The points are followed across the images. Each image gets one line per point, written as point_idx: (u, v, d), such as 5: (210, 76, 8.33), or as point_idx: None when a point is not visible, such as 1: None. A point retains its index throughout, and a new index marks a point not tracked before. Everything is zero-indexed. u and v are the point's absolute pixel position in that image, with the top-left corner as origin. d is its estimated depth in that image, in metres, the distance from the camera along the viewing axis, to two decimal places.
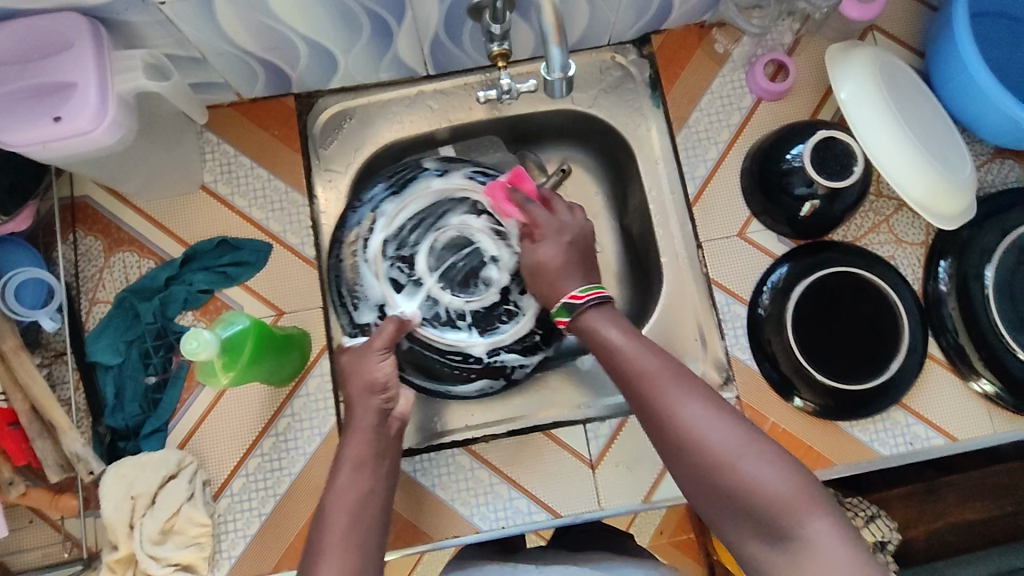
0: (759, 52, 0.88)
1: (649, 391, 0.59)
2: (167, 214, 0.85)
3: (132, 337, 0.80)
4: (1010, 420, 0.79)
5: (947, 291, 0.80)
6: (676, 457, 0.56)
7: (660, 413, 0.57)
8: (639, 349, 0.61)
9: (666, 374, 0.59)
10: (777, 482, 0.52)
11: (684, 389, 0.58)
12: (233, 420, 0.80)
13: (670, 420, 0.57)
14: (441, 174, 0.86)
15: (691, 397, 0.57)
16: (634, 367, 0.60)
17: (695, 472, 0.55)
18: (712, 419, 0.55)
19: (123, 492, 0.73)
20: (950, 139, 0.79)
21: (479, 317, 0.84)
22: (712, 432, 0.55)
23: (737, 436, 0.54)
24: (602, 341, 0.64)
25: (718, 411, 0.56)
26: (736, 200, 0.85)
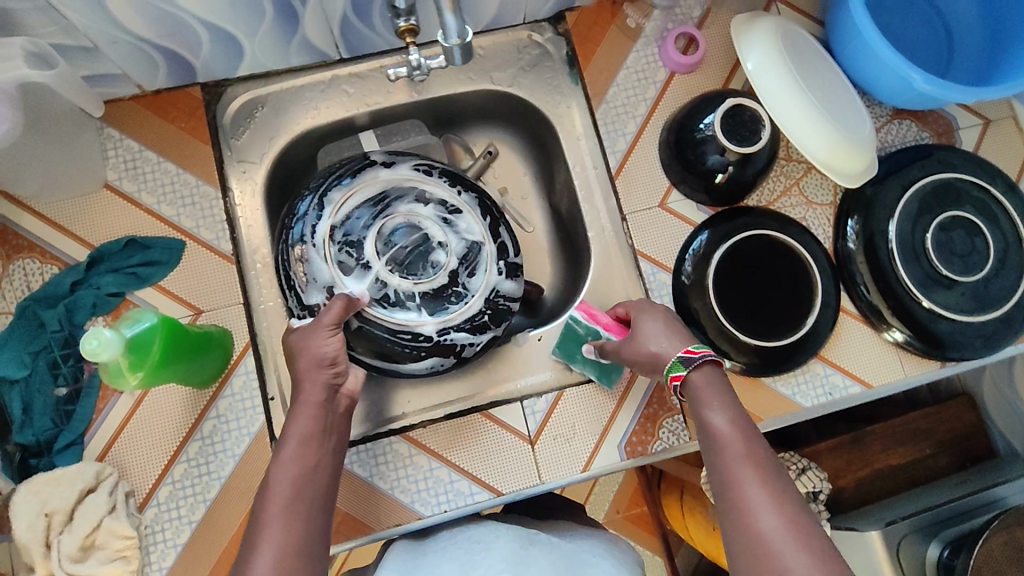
0: (670, 26, 0.89)
1: (724, 472, 0.60)
2: (69, 216, 0.80)
3: (38, 348, 0.76)
4: (922, 365, 0.83)
5: (855, 247, 0.84)
6: (729, 521, 0.58)
7: (728, 502, 0.58)
8: (727, 431, 0.62)
9: (743, 459, 0.59)
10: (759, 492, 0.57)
11: (752, 476, 0.58)
12: (154, 426, 0.76)
13: (738, 512, 0.57)
14: (390, 164, 0.84)
15: (761, 493, 0.57)
16: (712, 438, 0.62)
17: (744, 556, 0.56)
18: (776, 515, 0.56)
19: (37, 509, 0.69)
20: (849, 101, 0.83)
21: (430, 298, 0.81)
22: (766, 517, 0.56)
23: (798, 544, 0.54)
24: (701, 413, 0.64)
25: (786, 522, 0.55)
26: (656, 171, 0.87)
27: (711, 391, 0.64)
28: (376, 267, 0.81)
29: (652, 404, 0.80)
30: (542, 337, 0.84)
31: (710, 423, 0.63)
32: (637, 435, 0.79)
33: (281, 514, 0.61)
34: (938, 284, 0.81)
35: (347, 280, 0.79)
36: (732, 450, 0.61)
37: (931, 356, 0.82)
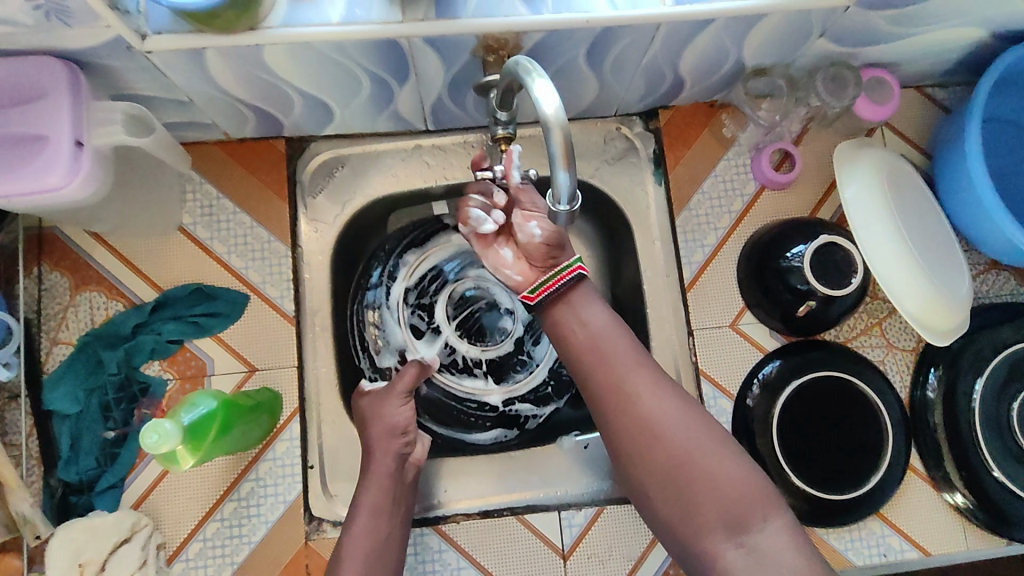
0: (767, 139, 0.86)
1: (607, 369, 0.63)
2: (141, 255, 0.81)
3: (93, 386, 0.76)
4: (985, 537, 0.79)
5: (933, 400, 0.80)
6: (625, 427, 0.61)
7: (617, 395, 0.62)
8: (608, 336, 0.64)
9: (635, 362, 0.63)
10: (670, 413, 0.61)
11: (650, 379, 0.62)
12: (194, 481, 0.76)
13: (636, 410, 0.61)
14: (462, 228, 0.93)
15: (658, 390, 0.62)
16: (597, 348, 0.64)
17: (654, 458, 0.60)
18: (682, 413, 0.61)
19: (71, 556, 0.70)
20: (948, 252, 0.79)
21: (494, 366, 0.90)
22: (678, 425, 0.60)
23: (701, 431, 0.60)
24: (564, 323, 0.66)
25: (683, 410, 0.61)
26: (731, 288, 0.84)
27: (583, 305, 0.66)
28: (447, 331, 0.91)
29: None
30: (590, 445, 0.83)
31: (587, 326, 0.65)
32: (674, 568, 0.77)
33: None
34: (1014, 458, 0.78)
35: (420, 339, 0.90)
36: (596, 360, 0.64)
37: (997, 533, 0.78)
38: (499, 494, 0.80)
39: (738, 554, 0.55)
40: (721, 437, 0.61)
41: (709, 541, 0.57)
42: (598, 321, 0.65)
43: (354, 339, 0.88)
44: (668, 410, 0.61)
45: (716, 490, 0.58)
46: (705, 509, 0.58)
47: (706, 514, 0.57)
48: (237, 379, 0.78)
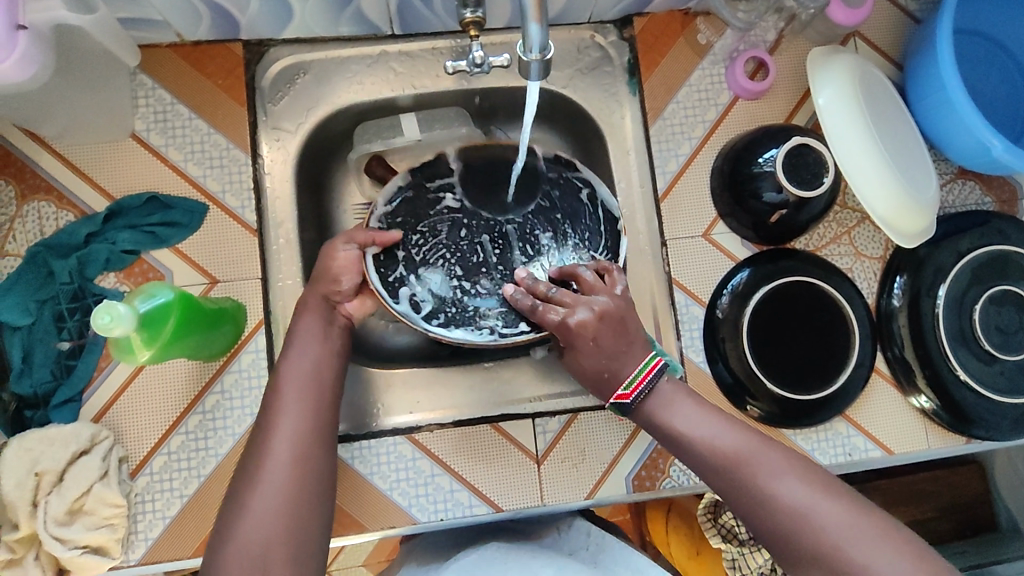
0: (742, 47, 0.85)
1: (726, 466, 0.60)
2: (92, 163, 0.76)
3: (45, 297, 0.73)
4: (945, 436, 0.82)
5: (899, 306, 0.81)
6: (766, 521, 0.57)
7: (744, 492, 0.59)
8: (714, 434, 0.62)
9: (758, 452, 0.60)
10: (795, 491, 0.57)
11: (772, 461, 0.59)
12: (156, 394, 0.74)
13: (768, 508, 0.57)
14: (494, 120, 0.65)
15: (779, 472, 0.58)
16: (707, 454, 0.62)
17: (801, 548, 0.55)
18: (811, 493, 0.57)
19: (27, 467, 0.67)
20: (919, 158, 0.80)
21: (525, 220, 0.78)
22: (816, 509, 0.56)
23: (836, 506, 0.56)
24: (677, 433, 0.63)
25: (806, 483, 0.57)
26: (704, 200, 0.83)
27: (667, 404, 0.65)
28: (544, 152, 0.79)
29: None
30: None
31: (681, 429, 0.63)
32: (646, 469, 0.77)
33: None
34: (976, 357, 0.80)
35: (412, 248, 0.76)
36: (715, 457, 0.61)
37: (957, 431, 0.81)
38: (473, 404, 0.81)
39: None
40: (859, 511, 0.56)
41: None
42: (676, 409, 0.64)
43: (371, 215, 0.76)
44: (796, 485, 0.57)
45: None
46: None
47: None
48: (197, 291, 0.75)
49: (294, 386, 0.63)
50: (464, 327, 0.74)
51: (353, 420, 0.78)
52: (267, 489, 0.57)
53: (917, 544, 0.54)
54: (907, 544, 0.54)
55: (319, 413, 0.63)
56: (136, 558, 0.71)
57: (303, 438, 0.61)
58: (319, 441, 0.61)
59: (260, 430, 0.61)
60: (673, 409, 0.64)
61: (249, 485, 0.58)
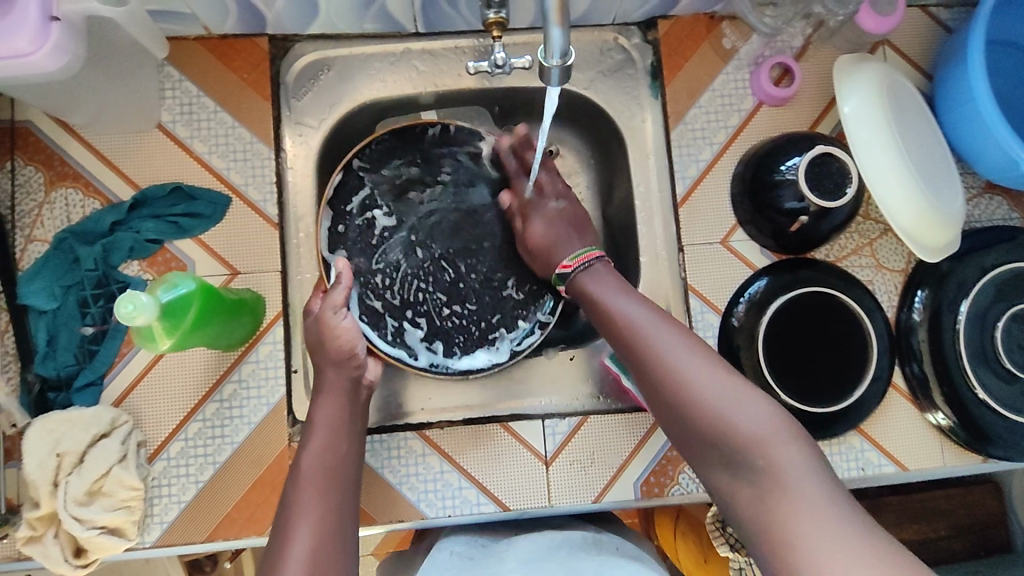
0: (768, 53, 0.84)
1: (625, 326, 0.67)
2: (119, 153, 0.78)
3: (70, 282, 0.74)
4: (961, 454, 0.81)
5: (919, 321, 0.80)
6: (650, 381, 0.64)
7: (636, 353, 0.66)
8: (620, 299, 0.70)
9: (652, 320, 0.67)
10: (678, 350, 0.64)
11: (664, 333, 0.65)
12: (176, 381, 0.75)
13: (653, 369, 0.64)
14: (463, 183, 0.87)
15: (669, 339, 0.65)
16: (615, 325, 0.69)
17: (668, 392, 0.63)
18: (691, 359, 0.63)
19: (49, 448, 0.69)
20: (945, 170, 0.78)
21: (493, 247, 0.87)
22: (695, 374, 0.62)
23: (711, 375, 0.62)
24: (598, 300, 0.71)
25: (690, 349, 0.64)
26: (723, 206, 0.83)
27: (593, 283, 0.73)
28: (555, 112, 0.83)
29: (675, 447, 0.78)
30: (574, 357, 0.85)
31: (602, 297, 0.71)
32: (654, 475, 0.77)
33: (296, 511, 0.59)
34: (997, 377, 0.78)
35: (387, 296, 0.84)
36: (616, 318, 0.68)
37: (973, 449, 0.80)
38: (484, 404, 0.82)
39: (750, 490, 0.57)
40: (730, 373, 0.62)
41: (721, 478, 0.59)
42: (603, 283, 0.72)
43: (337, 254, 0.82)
44: (680, 345, 0.64)
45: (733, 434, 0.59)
46: (715, 447, 0.59)
47: (719, 455, 0.59)
48: (218, 282, 0.76)
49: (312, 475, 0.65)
50: (482, 348, 0.85)
51: (372, 415, 0.81)
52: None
53: (771, 412, 0.59)
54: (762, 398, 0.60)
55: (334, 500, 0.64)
56: (151, 540, 0.73)
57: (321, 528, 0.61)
58: (336, 536, 0.62)
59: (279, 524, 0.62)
60: (601, 288, 0.72)
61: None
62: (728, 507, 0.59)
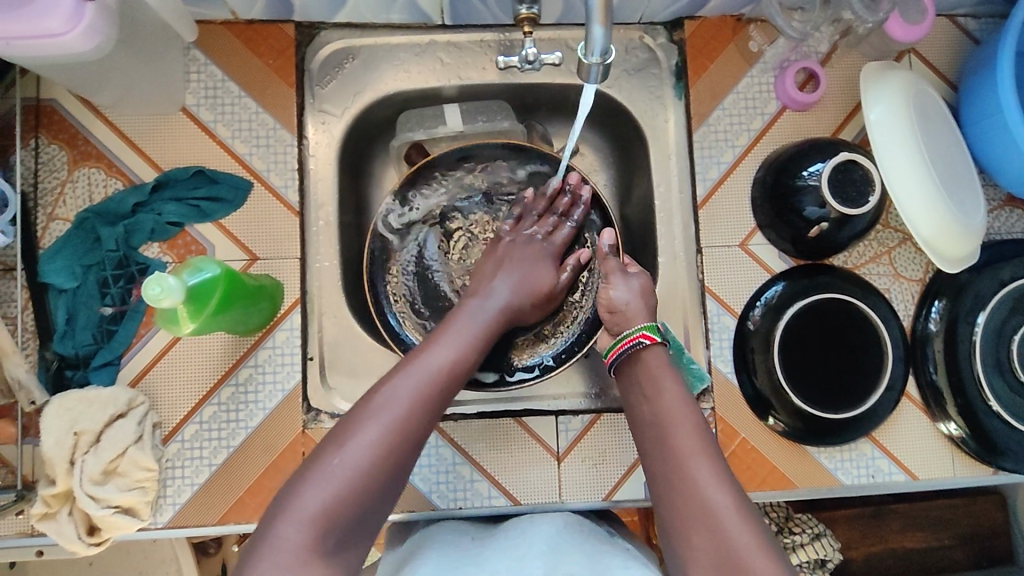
0: (793, 57, 0.84)
1: (663, 438, 0.61)
2: (143, 134, 0.78)
3: (91, 262, 0.75)
4: (971, 465, 0.81)
5: (935, 331, 0.80)
6: (682, 518, 0.57)
7: (676, 476, 0.59)
8: (666, 399, 0.63)
9: (687, 434, 0.61)
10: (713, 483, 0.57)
11: (714, 466, 0.58)
12: (193, 364, 0.75)
13: (689, 504, 0.57)
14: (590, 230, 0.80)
15: (717, 480, 0.57)
16: (664, 436, 0.61)
17: (687, 520, 0.56)
18: (734, 509, 0.56)
19: (66, 426, 0.69)
20: (967, 182, 0.78)
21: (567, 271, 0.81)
22: (738, 532, 0.54)
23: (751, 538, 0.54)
24: (654, 403, 0.64)
25: (738, 502, 0.56)
26: (744, 210, 0.83)
27: (647, 374, 0.66)
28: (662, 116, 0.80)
29: None
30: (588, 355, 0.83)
31: (659, 400, 0.64)
32: None
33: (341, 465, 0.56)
34: (1010, 389, 0.78)
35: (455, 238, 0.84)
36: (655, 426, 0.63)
37: (983, 460, 0.80)
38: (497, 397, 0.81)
39: None
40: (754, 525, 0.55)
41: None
42: (656, 372, 0.65)
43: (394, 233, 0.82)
44: (716, 479, 0.57)
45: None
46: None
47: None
48: (237, 268, 0.77)
49: (427, 370, 0.61)
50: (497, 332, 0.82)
51: None
52: (338, 467, 0.55)
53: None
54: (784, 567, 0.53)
55: (437, 403, 0.60)
56: (164, 521, 0.73)
57: (398, 431, 0.57)
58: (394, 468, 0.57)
59: (369, 395, 0.60)
60: (659, 382, 0.65)
61: (334, 445, 0.57)
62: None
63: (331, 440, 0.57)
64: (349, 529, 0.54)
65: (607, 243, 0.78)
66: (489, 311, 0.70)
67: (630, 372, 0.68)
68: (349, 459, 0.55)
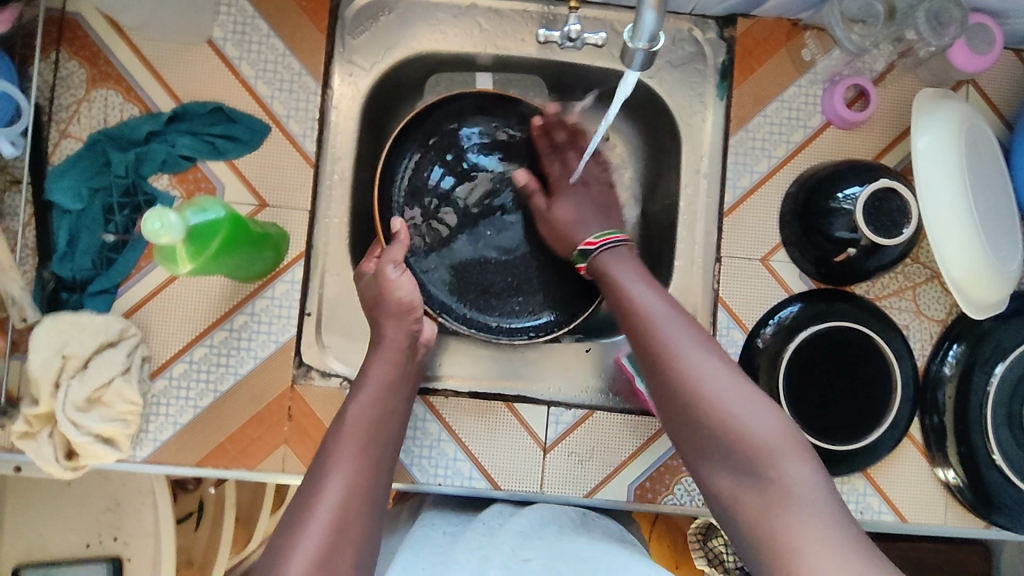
0: (846, 72, 0.80)
1: (637, 325, 0.65)
2: (164, 62, 0.76)
3: (98, 186, 0.73)
4: (964, 514, 0.79)
5: (948, 375, 0.78)
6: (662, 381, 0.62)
7: (650, 337, 0.64)
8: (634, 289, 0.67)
9: (663, 311, 0.65)
10: (690, 353, 0.61)
11: (678, 333, 0.63)
12: (189, 302, 0.74)
13: (668, 360, 0.61)
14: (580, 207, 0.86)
15: (683, 340, 0.62)
16: (634, 319, 0.66)
17: (675, 393, 0.61)
18: (705, 359, 0.61)
19: (55, 348, 0.68)
20: (1009, 227, 0.75)
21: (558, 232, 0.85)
22: (724, 391, 0.59)
23: (727, 379, 0.60)
24: (618, 282, 0.69)
25: (714, 361, 0.61)
26: (771, 223, 0.80)
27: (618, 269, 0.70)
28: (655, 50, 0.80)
29: (676, 457, 0.77)
30: (590, 350, 0.83)
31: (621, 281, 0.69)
32: (650, 481, 0.76)
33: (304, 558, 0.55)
34: (1016, 441, 0.76)
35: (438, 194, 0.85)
36: (626, 309, 0.67)
37: (976, 512, 0.78)
38: (493, 380, 0.81)
39: (754, 496, 0.55)
40: (737, 377, 0.60)
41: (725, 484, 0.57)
42: (625, 272, 0.69)
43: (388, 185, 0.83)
44: (692, 349, 0.62)
45: (740, 440, 0.57)
46: (718, 449, 0.58)
47: (720, 455, 0.58)
48: (245, 212, 0.75)
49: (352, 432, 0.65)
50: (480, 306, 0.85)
51: None
52: (311, 533, 0.57)
53: (789, 423, 0.58)
54: (768, 407, 0.58)
55: (368, 481, 0.62)
56: (142, 455, 0.73)
57: (351, 492, 0.61)
58: (355, 540, 0.59)
59: (314, 471, 0.62)
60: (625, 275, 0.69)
61: (293, 529, 0.58)
62: (727, 506, 0.57)
63: (291, 518, 0.59)
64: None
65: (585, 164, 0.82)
66: (383, 368, 0.69)
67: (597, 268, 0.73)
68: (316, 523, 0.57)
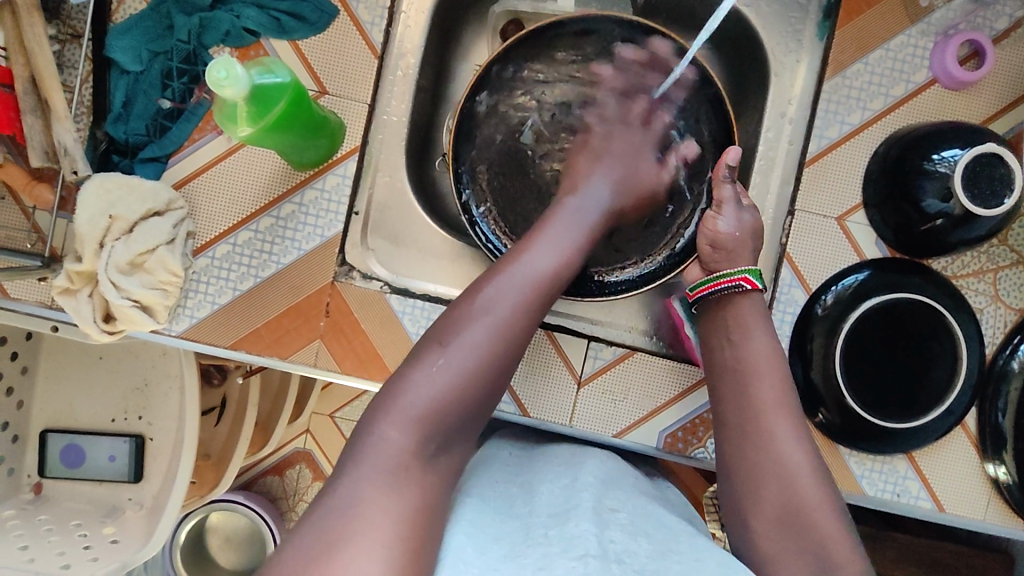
0: (964, 24, 0.73)
1: (744, 390, 0.60)
2: None
3: (159, 49, 0.71)
4: (1006, 515, 0.75)
5: (1017, 369, 0.73)
6: (751, 458, 0.58)
7: (753, 415, 0.59)
8: (760, 353, 0.62)
9: (776, 389, 0.60)
10: (792, 445, 0.57)
11: (789, 428, 0.58)
12: (238, 182, 0.72)
13: (767, 445, 0.57)
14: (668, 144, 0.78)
15: (790, 432, 0.58)
16: (744, 384, 0.61)
17: (764, 481, 0.57)
18: (804, 459, 0.57)
19: (101, 208, 0.67)
20: None
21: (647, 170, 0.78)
22: (810, 493, 0.55)
23: (822, 490, 0.56)
24: (733, 339, 0.63)
25: (814, 465, 0.57)
26: (853, 181, 0.74)
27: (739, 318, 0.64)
28: None
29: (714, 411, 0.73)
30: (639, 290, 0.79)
31: (744, 345, 0.62)
32: (683, 431, 0.74)
33: (442, 373, 0.52)
34: None
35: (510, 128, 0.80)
36: (736, 371, 0.62)
37: (1020, 513, 0.74)
38: None
39: None
40: (829, 489, 0.56)
41: None
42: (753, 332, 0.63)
43: (480, 81, 0.77)
44: (794, 440, 0.57)
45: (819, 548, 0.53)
46: (793, 552, 0.54)
47: (801, 566, 0.53)
48: None
49: (523, 278, 0.58)
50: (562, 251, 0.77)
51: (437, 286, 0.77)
52: (448, 365, 0.53)
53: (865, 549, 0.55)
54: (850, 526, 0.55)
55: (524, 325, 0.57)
56: (177, 330, 0.72)
57: (510, 327, 0.56)
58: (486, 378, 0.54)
59: (482, 282, 0.58)
60: (745, 330, 0.63)
61: (450, 327, 0.55)
62: None
63: (433, 340, 0.55)
64: (450, 438, 0.53)
65: (728, 164, 0.69)
66: (588, 210, 0.66)
67: (708, 318, 0.67)
68: (459, 359, 0.53)
